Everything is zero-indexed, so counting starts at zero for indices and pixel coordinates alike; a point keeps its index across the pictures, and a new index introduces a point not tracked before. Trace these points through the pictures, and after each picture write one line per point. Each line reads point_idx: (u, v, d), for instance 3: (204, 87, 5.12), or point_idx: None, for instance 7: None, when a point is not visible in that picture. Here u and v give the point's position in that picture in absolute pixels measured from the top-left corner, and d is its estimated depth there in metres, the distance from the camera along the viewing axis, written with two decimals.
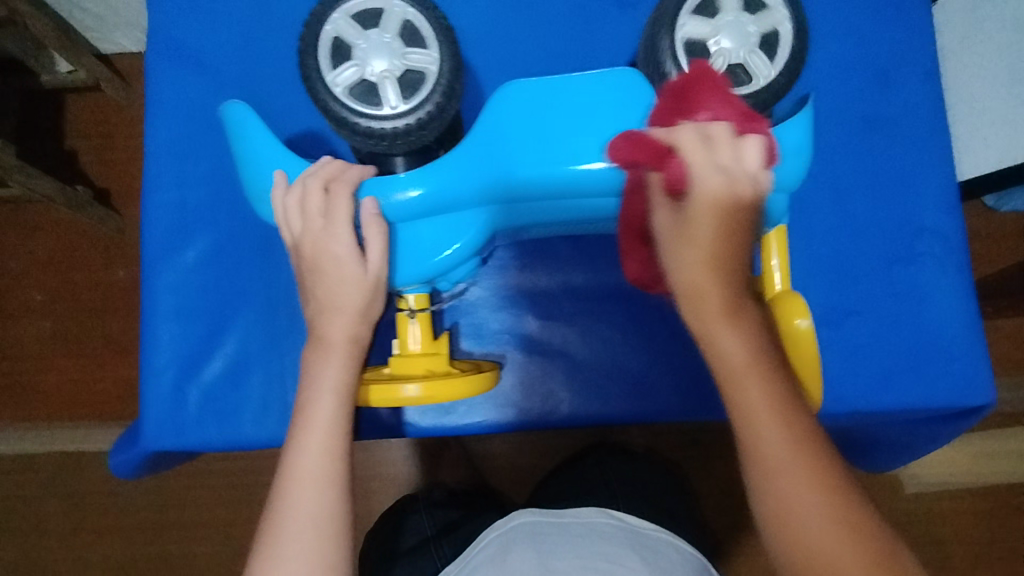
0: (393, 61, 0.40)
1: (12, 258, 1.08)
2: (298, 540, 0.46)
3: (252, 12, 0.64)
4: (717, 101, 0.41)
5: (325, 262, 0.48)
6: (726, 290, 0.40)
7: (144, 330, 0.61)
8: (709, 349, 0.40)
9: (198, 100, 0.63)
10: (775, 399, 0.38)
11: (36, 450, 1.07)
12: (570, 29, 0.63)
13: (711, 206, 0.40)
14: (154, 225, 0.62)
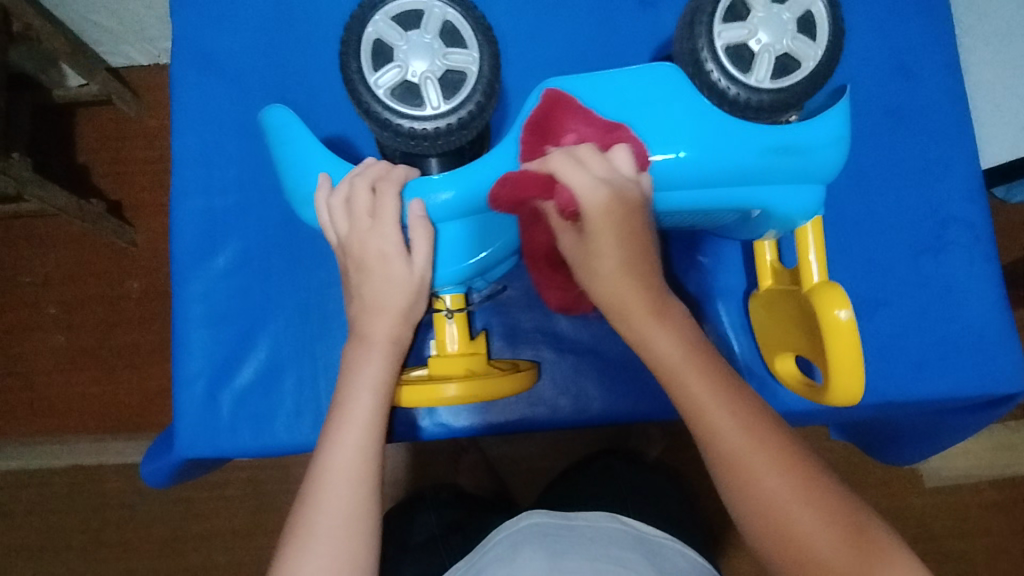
0: (434, 62, 0.41)
1: (25, 273, 1.08)
2: (334, 523, 0.49)
3: (274, 20, 0.64)
4: (578, 122, 0.44)
5: (371, 261, 0.50)
6: (647, 295, 0.46)
7: (175, 337, 0.61)
8: (646, 350, 0.46)
9: (223, 108, 0.63)
10: (717, 394, 0.44)
11: (54, 465, 1.06)
12: (591, 29, 0.63)
13: (604, 218, 0.43)
14: (183, 233, 0.62)
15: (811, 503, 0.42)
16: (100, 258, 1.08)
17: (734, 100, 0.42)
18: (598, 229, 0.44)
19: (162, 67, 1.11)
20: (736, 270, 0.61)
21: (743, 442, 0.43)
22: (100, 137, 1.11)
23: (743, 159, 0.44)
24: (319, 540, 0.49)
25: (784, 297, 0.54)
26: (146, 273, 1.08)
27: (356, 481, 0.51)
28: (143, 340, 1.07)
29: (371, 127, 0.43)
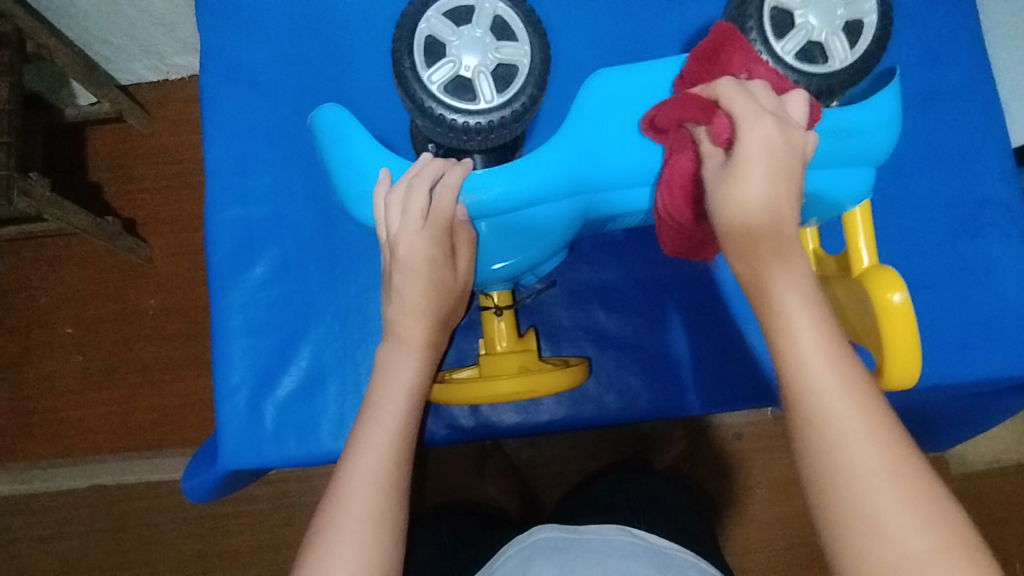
0: (487, 56, 0.41)
1: (41, 294, 1.07)
2: (362, 520, 0.48)
3: (301, 29, 0.64)
4: (752, 61, 0.41)
5: (418, 265, 0.51)
6: (772, 233, 0.39)
7: (215, 349, 0.61)
8: (755, 293, 0.39)
9: (253, 118, 0.63)
10: (827, 346, 0.37)
11: (77, 485, 1.05)
12: (618, 25, 0.63)
13: (760, 143, 0.38)
14: (219, 244, 0.62)
15: (913, 489, 0.34)
16: (116, 275, 1.07)
17: None
18: (752, 154, 0.38)
19: (171, 83, 1.10)
20: None
21: (847, 405, 0.36)
22: (112, 155, 1.10)
23: None
24: (348, 538, 0.47)
25: (831, 284, 0.53)
26: (163, 289, 1.07)
27: (385, 480, 0.50)
28: (161, 357, 1.06)
29: (423, 125, 0.43)
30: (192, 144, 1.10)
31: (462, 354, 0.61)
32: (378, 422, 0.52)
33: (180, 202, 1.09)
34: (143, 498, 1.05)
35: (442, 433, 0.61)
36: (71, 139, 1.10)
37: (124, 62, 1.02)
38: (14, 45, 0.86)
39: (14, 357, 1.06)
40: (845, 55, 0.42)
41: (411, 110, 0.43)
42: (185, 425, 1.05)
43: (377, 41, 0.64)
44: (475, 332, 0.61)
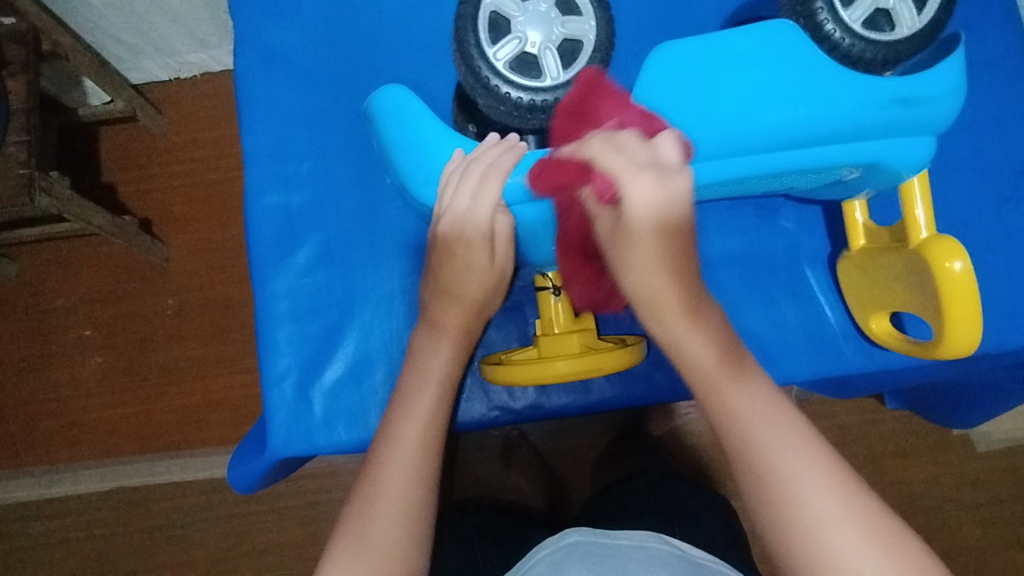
0: (551, 32, 0.43)
1: (57, 297, 1.06)
2: (391, 510, 0.48)
3: (336, 14, 0.64)
4: (619, 107, 0.43)
5: (457, 246, 0.50)
6: (681, 295, 0.44)
7: (261, 337, 0.60)
8: (676, 356, 0.46)
9: (291, 104, 0.63)
10: (749, 395, 0.44)
11: (99, 489, 1.04)
12: (656, 3, 0.63)
13: (643, 204, 0.42)
14: (261, 230, 0.61)
15: (852, 516, 0.40)
16: (134, 276, 1.06)
17: (824, 32, 0.44)
18: (640, 215, 0.42)
19: (183, 81, 1.09)
20: (820, 234, 0.61)
21: (777, 444, 0.42)
22: (125, 156, 1.09)
23: (862, 113, 0.45)
24: (379, 532, 0.47)
25: (884, 255, 0.53)
26: (182, 288, 1.06)
27: (417, 472, 0.49)
28: (181, 357, 1.05)
29: (486, 104, 0.45)
30: (205, 141, 1.09)
31: (500, 333, 0.61)
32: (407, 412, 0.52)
33: (195, 201, 1.08)
34: (167, 499, 1.04)
35: (483, 413, 0.60)
36: (84, 139, 1.08)
37: (136, 59, 1.01)
38: (29, 43, 0.85)
39: (32, 361, 1.05)
40: (915, 19, 0.43)
41: (473, 87, 0.45)
42: (206, 425, 1.04)
43: (411, 26, 0.64)
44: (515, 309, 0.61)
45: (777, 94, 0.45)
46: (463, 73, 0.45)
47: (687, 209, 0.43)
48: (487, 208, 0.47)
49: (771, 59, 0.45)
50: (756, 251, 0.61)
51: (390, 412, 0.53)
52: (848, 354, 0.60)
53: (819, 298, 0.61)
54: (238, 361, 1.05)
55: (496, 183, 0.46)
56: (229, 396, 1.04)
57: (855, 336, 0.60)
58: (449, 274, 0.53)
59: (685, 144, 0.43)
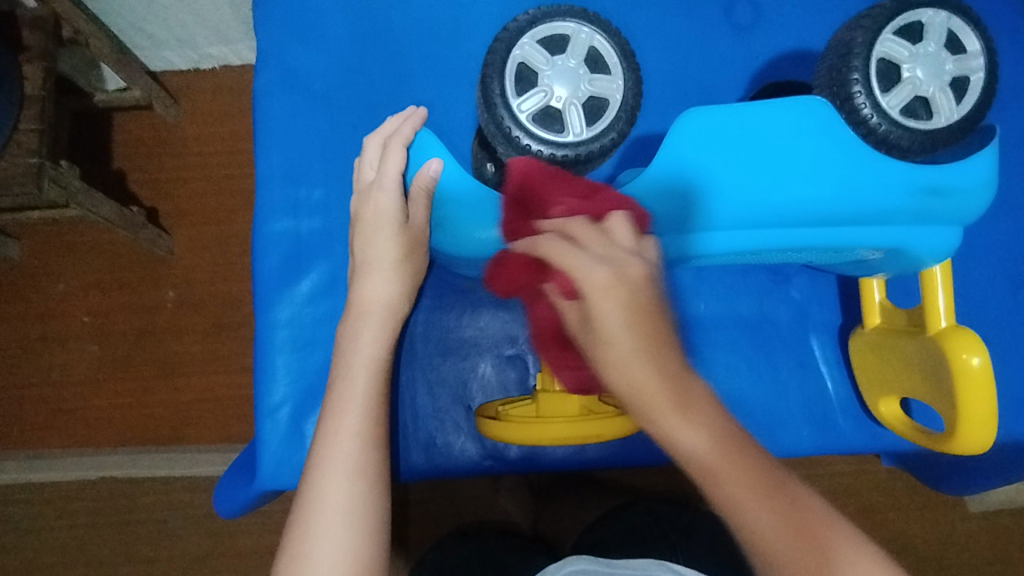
0: (579, 88, 0.41)
1: (59, 281, 1.05)
2: (332, 515, 0.47)
3: (361, 39, 0.63)
4: (565, 194, 0.42)
5: (367, 213, 0.55)
6: (668, 388, 0.38)
7: (258, 364, 0.59)
8: (671, 449, 0.40)
9: (309, 128, 0.62)
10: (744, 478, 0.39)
11: (84, 478, 1.03)
12: (684, 55, 0.62)
13: (611, 300, 0.38)
14: (267, 256, 0.60)
15: None
16: (136, 266, 1.05)
17: (862, 117, 0.41)
18: (605, 312, 0.38)
19: (202, 72, 1.08)
20: (831, 304, 0.60)
21: None
22: (138, 143, 1.08)
23: (888, 200, 0.44)
24: (320, 538, 0.46)
25: (900, 338, 0.52)
26: (183, 283, 1.05)
27: (358, 470, 0.49)
28: (178, 351, 1.04)
29: (506, 153, 0.43)
30: (219, 134, 1.08)
31: (427, 374, 0.60)
32: (347, 412, 0.50)
33: (204, 194, 1.07)
34: (151, 493, 1.03)
35: (445, 460, 0.59)
36: (97, 124, 1.07)
37: (156, 49, 1.00)
38: (48, 29, 0.84)
39: (27, 343, 1.04)
40: (955, 110, 0.40)
41: (494, 135, 0.43)
42: (197, 422, 1.03)
43: (434, 55, 0.63)
44: (434, 344, 0.60)
45: (796, 173, 0.44)
46: (485, 119, 0.44)
47: (654, 294, 0.40)
48: (390, 171, 0.54)
49: (797, 138, 0.44)
50: (766, 316, 0.60)
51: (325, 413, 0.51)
52: (850, 428, 0.59)
53: (826, 370, 0.59)
54: (234, 358, 1.04)
55: (399, 146, 0.54)
56: (223, 394, 1.03)
57: (856, 412, 0.59)
58: (363, 246, 0.55)
59: (636, 221, 0.42)
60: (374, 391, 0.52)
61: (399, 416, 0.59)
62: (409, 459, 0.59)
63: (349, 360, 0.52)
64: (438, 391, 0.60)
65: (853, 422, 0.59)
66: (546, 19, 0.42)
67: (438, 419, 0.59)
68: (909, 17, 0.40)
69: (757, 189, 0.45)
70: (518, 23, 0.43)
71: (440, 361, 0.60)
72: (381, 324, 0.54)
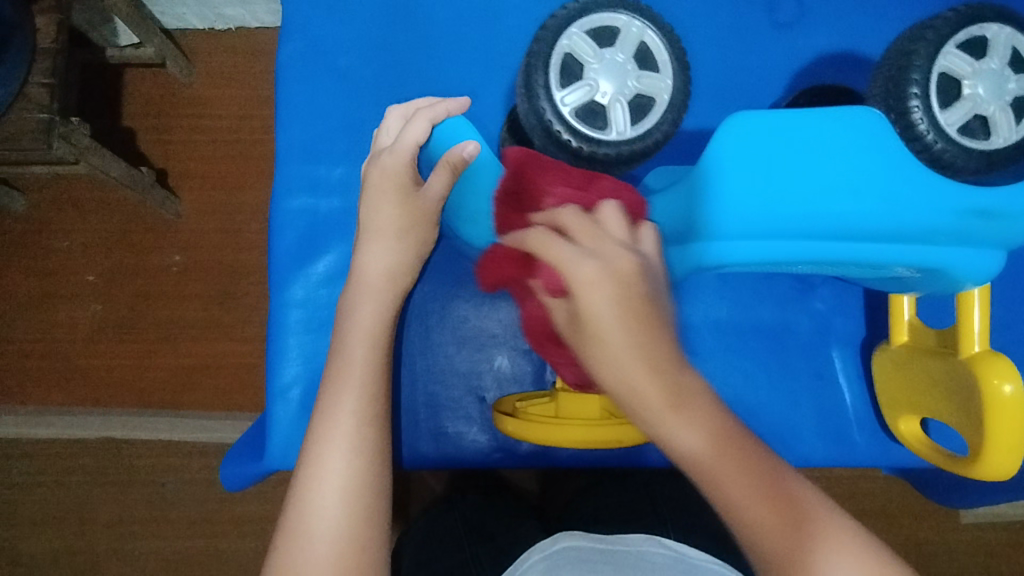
0: (626, 85, 0.39)
1: (64, 237, 1.03)
2: (328, 494, 0.46)
3: (388, 12, 0.61)
4: (557, 185, 0.44)
5: (375, 177, 0.53)
6: (659, 384, 0.36)
7: (271, 342, 0.59)
8: (665, 449, 0.38)
9: (331, 102, 0.60)
10: (750, 482, 0.37)
11: (82, 437, 1.02)
12: (721, 48, 0.60)
13: (596, 294, 0.37)
14: (285, 232, 0.59)
15: None
16: (142, 228, 1.03)
17: (917, 132, 0.39)
18: (588, 308, 0.37)
19: (217, 32, 1.05)
20: (855, 316, 0.58)
21: None
22: (148, 103, 1.05)
23: (930, 220, 0.41)
24: (317, 516, 0.46)
25: (927, 358, 0.51)
26: (188, 247, 1.03)
27: (357, 446, 0.48)
28: (182, 316, 1.03)
29: (544, 144, 0.42)
30: (232, 97, 1.05)
31: (440, 362, 0.59)
32: (345, 389, 0.49)
33: (212, 158, 1.04)
34: (149, 456, 1.03)
35: (451, 451, 0.58)
36: (109, 81, 1.05)
37: (172, 6, 0.97)
38: None
39: (30, 297, 1.03)
40: (1017, 132, 0.38)
41: (534, 127, 0.41)
42: (198, 388, 1.02)
43: (463, 34, 0.61)
44: (449, 334, 0.59)
45: (825, 186, 0.42)
46: (525, 109, 0.41)
47: (646, 285, 0.38)
48: (407, 140, 0.52)
49: (847, 148, 0.41)
50: (788, 324, 0.58)
51: (325, 387, 0.51)
52: (863, 441, 0.58)
53: (844, 383, 0.58)
54: (236, 324, 1.03)
55: (424, 119, 0.52)
56: (223, 360, 1.02)
57: (871, 427, 0.58)
58: (369, 211, 0.53)
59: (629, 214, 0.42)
60: (377, 371, 0.51)
61: (401, 403, 0.58)
62: (414, 447, 0.58)
63: (347, 337, 0.51)
64: (442, 382, 0.59)
65: (867, 436, 0.58)
66: (597, 9, 0.39)
67: (451, 409, 0.59)
68: (975, 31, 0.38)
69: (769, 204, 0.43)
70: (567, 10, 0.40)
71: (444, 352, 0.59)
72: (379, 297, 0.52)
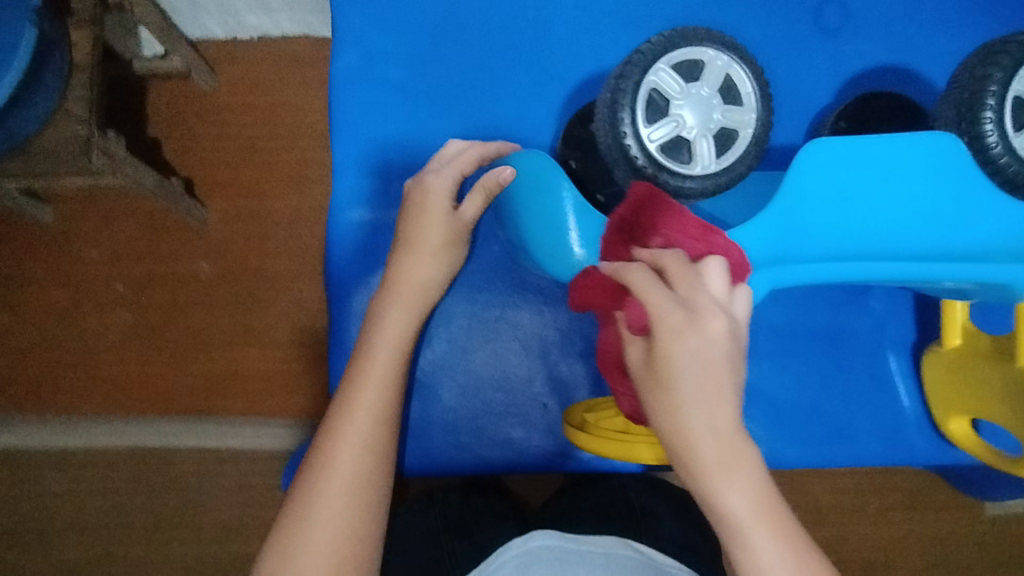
0: (711, 119, 0.41)
1: (90, 247, 0.97)
2: (335, 486, 0.49)
3: (440, 27, 0.62)
4: (671, 227, 0.41)
5: (416, 193, 0.54)
6: (716, 451, 0.39)
7: (334, 354, 0.60)
8: (710, 511, 0.41)
9: (387, 116, 0.61)
10: (782, 550, 0.39)
11: (108, 446, 0.97)
12: (769, 56, 0.61)
13: (675, 349, 0.39)
14: (344, 245, 0.61)
15: None
16: (166, 233, 0.97)
17: (989, 155, 0.41)
18: (669, 357, 0.39)
19: (240, 42, 0.99)
20: (906, 320, 0.60)
21: None
22: (173, 109, 0.98)
23: (990, 240, 0.44)
24: (321, 503, 0.48)
25: (981, 363, 0.52)
26: (215, 254, 0.97)
27: (368, 446, 0.50)
28: (210, 323, 0.96)
29: (625, 177, 0.43)
30: (257, 104, 0.98)
31: (505, 372, 0.61)
32: (366, 388, 0.51)
33: (240, 165, 0.98)
34: (179, 462, 0.96)
35: (477, 460, 0.60)
36: (130, 89, 0.98)
37: (194, 14, 0.92)
38: None
39: (45, 312, 0.96)
40: None
41: (616, 160, 0.42)
42: (231, 392, 0.96)
43: (515, 48, 0.62)
44: (514, 344, 0.61)
45: (898, 214, 0.44)
46: (605, 143, 0.43)
47: (733, 351, 0.40)
48: (456, 166, 0.53)
49: (921, 177, 0.43)
50: (839, 327, 0.60)
51: (345, 382, 0.53)
52: (914, 439, 0.59)
53: (894, 383, 0.60)
54: (268, 334, 0.96)
55: (474, 152, 0.54)
56: (253, 364, 0.96)
57: (921, 425, 0.60)
58: (408, 224, 0.55)
59: (732, 269, 0.42)
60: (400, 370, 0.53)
61: (443, 415, 0.60)
62: (477, 456, 0.60)
63: (375, 340, 0.53)
64: (471, 393, 0.60)
65: (918, 434, 0.59)
66: (684, 43, 0.41)
67: (519, 418, 0.60)
68: None
69: (807, 227, 0.44)
70: (652, 46, 0.41)
71: (475, 364, 0.61)
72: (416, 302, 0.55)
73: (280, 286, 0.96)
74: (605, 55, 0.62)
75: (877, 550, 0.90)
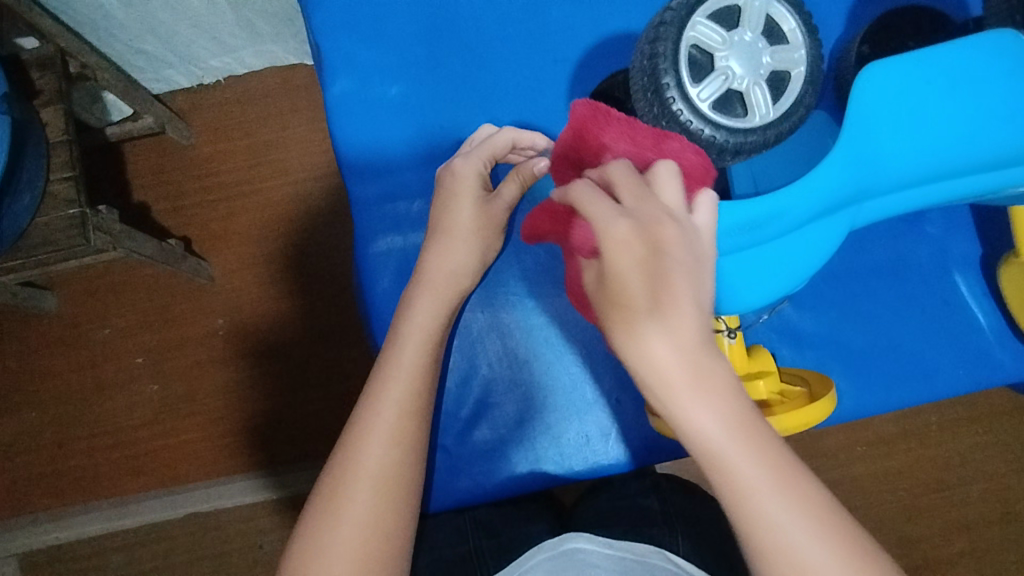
0: (761, 65, 0.38)
1: (100, 326, 0.93)
2: (360, 481, 0.45)
3: (426, 31, 0.58)
4: (619, 138, 0.41)
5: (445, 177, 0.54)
6: (682, 365, 0.36)
7: None
8: (678, 429, 0.37)
9: (392, 136, 0.58)
10: (760, 463, 0.36)
11: (157, 526, 0.93)
12: None
13: (621, 260, 0.37)
14: (379, 277, 0.58)
15: None
16: (175, 297, 0.93)
17: None
18: (616, 269, 0.37)
19: (207, 88, 0.95)
20: (969, 236, 0.57)
21: (803, 539, 0.35)
22: (155, 170, 0.95)
23: None
24: (344, 502, 0.44)
25: None
26: (229, 308, 0.93)
27: (394, 439, 0.46)
28: (237, 379, 0.92)
29: None
30: (238, 149, 0.95)
31: (559, 371, 0.58)
32: (392, 379, 0.48)
33: (234, 214, 0.94)
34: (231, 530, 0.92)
35: (554, 469, 0.58)
36: (108, 158, 0.94)
37: (157, 69, 0.87)
38: (56, 68, 0.70)
39: (66, 401, 0.93)
40: None
41: (664, 128, 0.40)
42: (270, 447, 0.92)
43: (509, 38, 0.59)
44: (571, 340, 0.59)
45: (967, 125, 0.42)
46: (649, 114, 0.40)
47: (689, 261, 0.37)
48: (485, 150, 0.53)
49: (982, 85, 0.42)
50: (902, 258, 0.57)
51: (373, 373, 0.50)
52: (998, 356, 0.57)
53: (968, 304, 0.58)
54: (299, 379, 0.92)
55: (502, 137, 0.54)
56: (288, 413, 0.92)
57: (1002, 340, 0.57)
58: (439, 212, 0.54)
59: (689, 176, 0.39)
60: (426, 365, 0.50)
61: (511, 425, 0.58)
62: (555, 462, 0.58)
63: (398, 331, 0.50)
64: (533, 402, 0.58)
65: (1001, 350, 0.57)
66: None
67: (587, 415, 0.58)
68: None
69: (870, 161, 0.42)
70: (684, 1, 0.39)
71: (532, 368, 0.58)
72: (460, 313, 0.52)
73: (298, 329, 0.93)
74: (604, 27, 0.59)
75: (954, 474, 0.88)
